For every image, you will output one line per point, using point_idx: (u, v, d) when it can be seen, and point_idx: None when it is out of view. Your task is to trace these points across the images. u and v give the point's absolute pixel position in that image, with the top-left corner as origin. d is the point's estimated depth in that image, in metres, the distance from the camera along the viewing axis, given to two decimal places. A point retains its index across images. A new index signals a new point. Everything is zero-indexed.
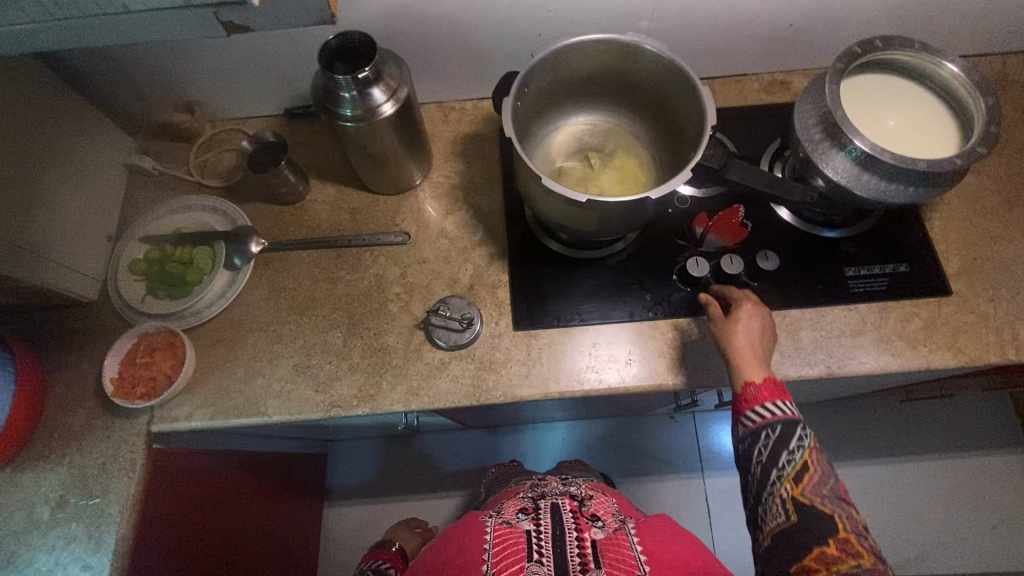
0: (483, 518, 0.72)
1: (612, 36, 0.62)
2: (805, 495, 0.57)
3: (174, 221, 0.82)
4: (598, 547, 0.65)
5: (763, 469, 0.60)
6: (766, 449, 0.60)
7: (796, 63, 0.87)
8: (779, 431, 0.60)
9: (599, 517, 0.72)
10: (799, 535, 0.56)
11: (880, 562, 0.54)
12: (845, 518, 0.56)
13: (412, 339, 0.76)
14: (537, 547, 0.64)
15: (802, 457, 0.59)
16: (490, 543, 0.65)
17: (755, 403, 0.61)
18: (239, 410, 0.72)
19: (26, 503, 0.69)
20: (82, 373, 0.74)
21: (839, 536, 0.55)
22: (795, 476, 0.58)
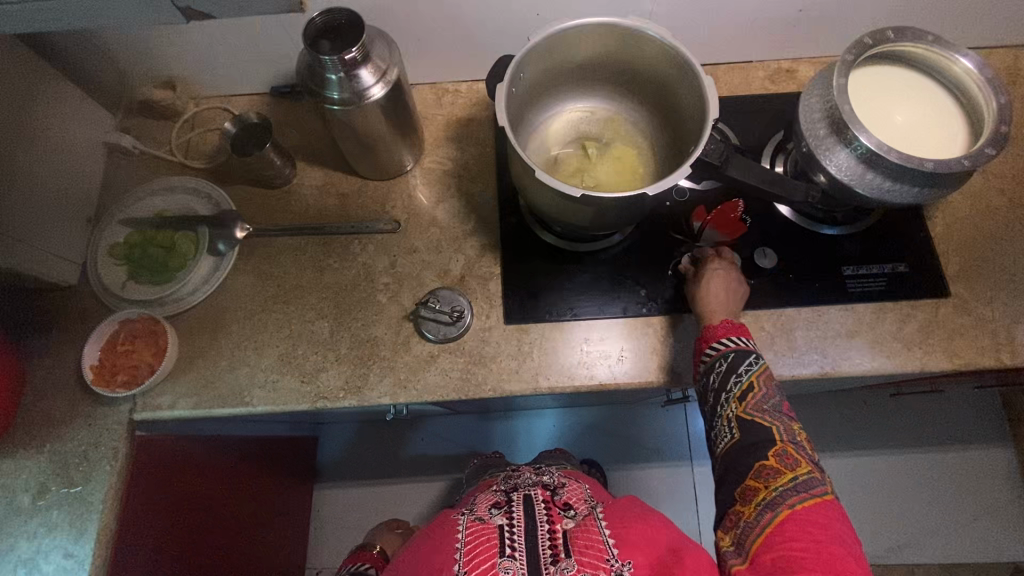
0: (454, 517, 0.70)
1: (613, 20, 0.59)
2: (749, 413, 0.60)
3: (156, 204, 0.79)
4: (569, 537, 0.63)
5: (715, 394, 0.63)
6: (716, 373, 0.63)
7: (803, 52, 0.84)
8: (730, 360, 0.63)
9: (572, 506, 0.71)
10: (742, 448, 0.59)
11: (818, 471, 0.57)
12: (784, 429, 0.59)
13: (401, 331, 0.74)
14: (508, 538, 0.62)
15: (748, 378, 0.61)
16: (461, 542, 0.63)
17: (718, 335, 0.65)
18: (223, 400, 0.71)
19: (6, 490, 0.68)
20: (62, 360, 0.73)
21: (777, 447, 0.58)
22: (741, 396, 0.61)
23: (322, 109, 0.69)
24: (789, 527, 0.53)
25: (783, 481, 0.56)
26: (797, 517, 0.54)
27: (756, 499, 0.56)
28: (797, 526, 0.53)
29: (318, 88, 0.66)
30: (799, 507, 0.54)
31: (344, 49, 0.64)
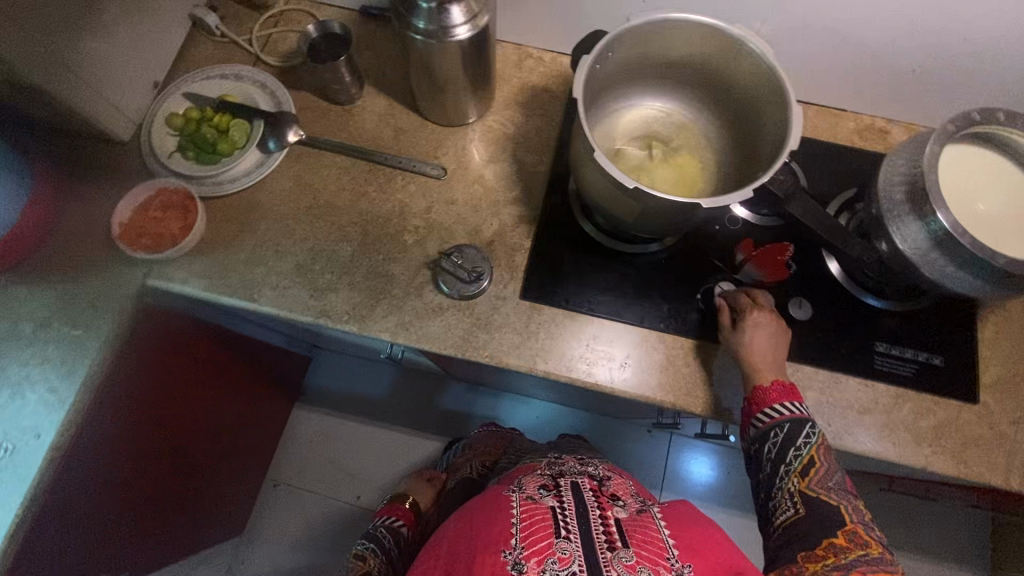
0: (505, 492, 0.66)
1: (718, 24, 0.56)
2: (811, 489, 0.61)
3: (222, 87, 0.80)
4: (624, 527, 0.61)
5: (774, 465, 0.63)
6: (767, 447, 0.63)
7: (902, 115, 0.80)
8: (787, 432, 0.62)
9: (619, 499, 0.68)
10: (807, 525, 0.60)
11: (879, 544, 0.59)
12: (851, 508, 0.60)
13: (418, 276, 0.74)
14: (563, 520, 0.60)
15: (809, 453, 0.61)
16: (517, 518, 0.60)
17: (765, 404, 0.63)
18: (233, 290, 0.72)
19: (12, 314, 0.71)
20: (95, 208, 0.74)
21: (844, 527, 0.59)
22: (802, 471, 0.62)
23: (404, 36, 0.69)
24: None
25: (845, 552, 0.58)
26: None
27: (822, 562, 0.58)
28: None
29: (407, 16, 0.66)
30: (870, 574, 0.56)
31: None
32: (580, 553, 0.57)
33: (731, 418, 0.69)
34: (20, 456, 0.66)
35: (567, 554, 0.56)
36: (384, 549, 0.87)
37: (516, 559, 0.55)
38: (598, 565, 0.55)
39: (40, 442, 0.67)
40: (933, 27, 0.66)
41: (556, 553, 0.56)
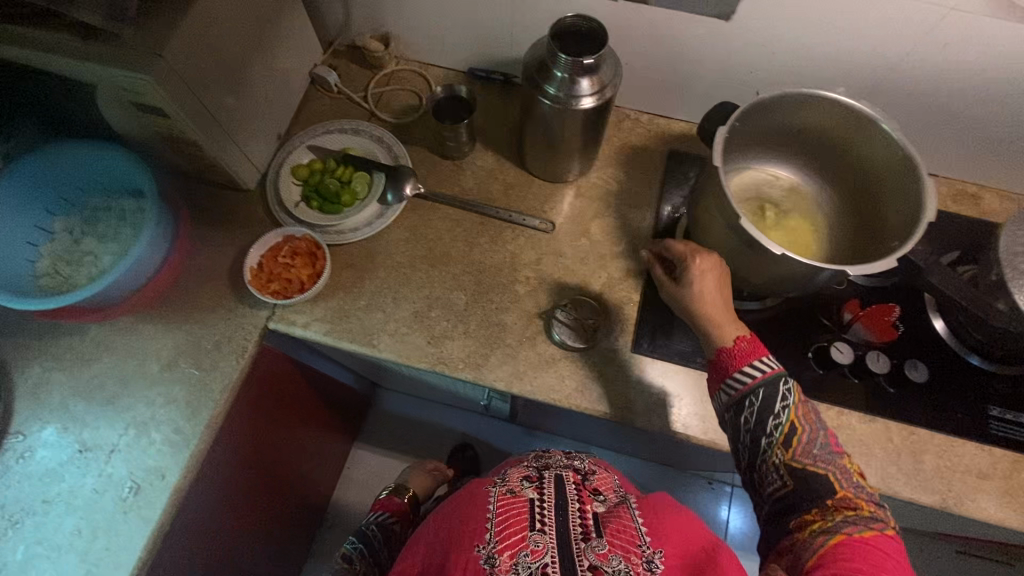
0: (485, 488, 0.69)
1: (846, 101, 0.60)
2: (797, 460, 0.57)
3: (342, 141, 0.84)
4: (600, 520, 0.63)
5: (753, 441, 0.58)
6: (748, 415, 0.59)
7: (995, 181, 0.83)
8: (762, 397, 0.58)
9: (601, 493, 0.70)
10: (793, 501, 0.56)
11: (876, 508, 0.55)
12: (836, 474, 0.57)
13: (530, 326, 0.76)
14: (537, 513, 0.62)
15: (787, 420, 0.57)
16: (493, 513, 0.62)
17: (737, 367, 0.60)
18: (352, 335, 0.74)
19: (141, 353, 0.73)
20: (221, 251, 0.78)
21: (838, 495, 0.55)
22: (784, 442, 0.57)
23: (532, 103, 0.73)
24: (843, 549, 0.51)
25: (842, 515, 0.54)
26: (851, 542, 0.52)
27: (810, 528, 0.54)
28: (847, 550, 0.51)
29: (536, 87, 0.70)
30: (852, 535, 0.52)
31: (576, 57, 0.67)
32: (552, 545, 0.58)
33: None
34: (145, 497, 0.67)
35: (539, 547, 0.58)
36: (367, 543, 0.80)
37: (489, 553, 0.57)
38: (569, 556, 0.57)
39: (165, 483, 0.67)
40: None
41: (528, 546, 0.57)
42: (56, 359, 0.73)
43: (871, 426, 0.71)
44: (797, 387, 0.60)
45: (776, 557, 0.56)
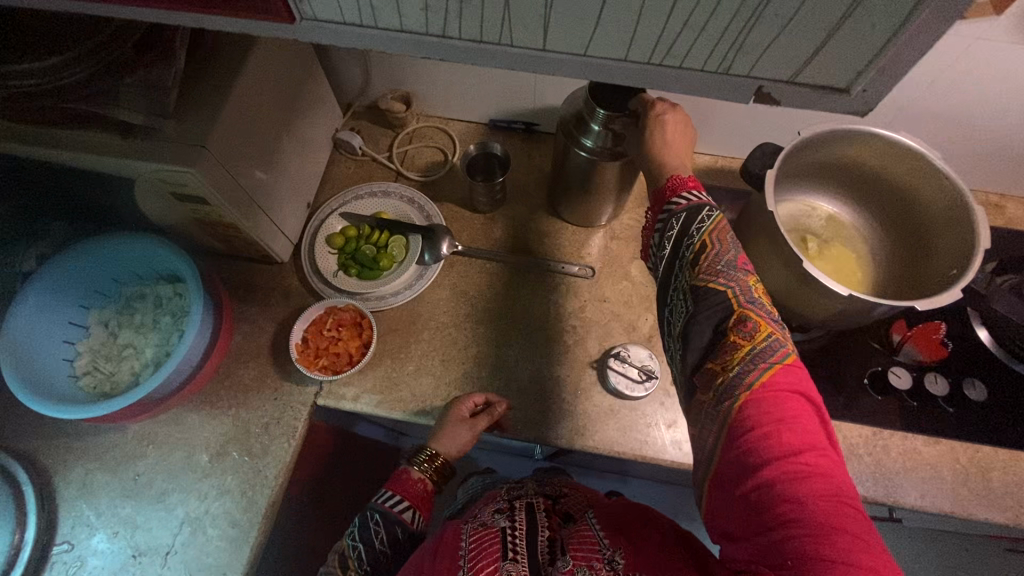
0: (455, 526, 0.66)
1: (883, 133, 0.61)
2: (703, 277, 0.50)
3: (372, 205, 0.83)
4: (566, 539, 0.59)
5: (672, 268, 0.54)
6: (659, 232, 0.55)
7: (1016, 190, 0.85)
8: (682, 221, 0.53)
9: (571, 515, 0.68)
10: (696, 326, 0.49)
11: (780, 333, 0.48)
12: (740, 291, 0.49)
13: (584, 377, 0.75)
14: (511, 543, 0.59)
15: (701, 239, 0.51)
16: (464, 548, 0.60)
17: (676, 192, 0.55)
18: (406, 404, 0.72)
19: (189, 444, 0.71)
20: (261, 330, 0.76)
21: (735, 322, 0.48)
22: (694, 259, 0.51)
23: (568, 154, 0.73)
24: (749, 413, 0.44)
25: (744, 360, 0.46)
26: (758, 399, 0.44)
27: (716, 385, 0.47)
28: (764, 404, 0.44)
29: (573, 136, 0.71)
30: (760, 387, 0.45)
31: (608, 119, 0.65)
32: (525, 566, 0.57)
33: (925, 505, 0.68)
34: None
35: None
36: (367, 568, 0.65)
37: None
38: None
39: None
40: None
41: None
42: (100, 460, 0.70)
43: (937, 449, 0.70)
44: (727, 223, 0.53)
45: (687, 416, 0.50)
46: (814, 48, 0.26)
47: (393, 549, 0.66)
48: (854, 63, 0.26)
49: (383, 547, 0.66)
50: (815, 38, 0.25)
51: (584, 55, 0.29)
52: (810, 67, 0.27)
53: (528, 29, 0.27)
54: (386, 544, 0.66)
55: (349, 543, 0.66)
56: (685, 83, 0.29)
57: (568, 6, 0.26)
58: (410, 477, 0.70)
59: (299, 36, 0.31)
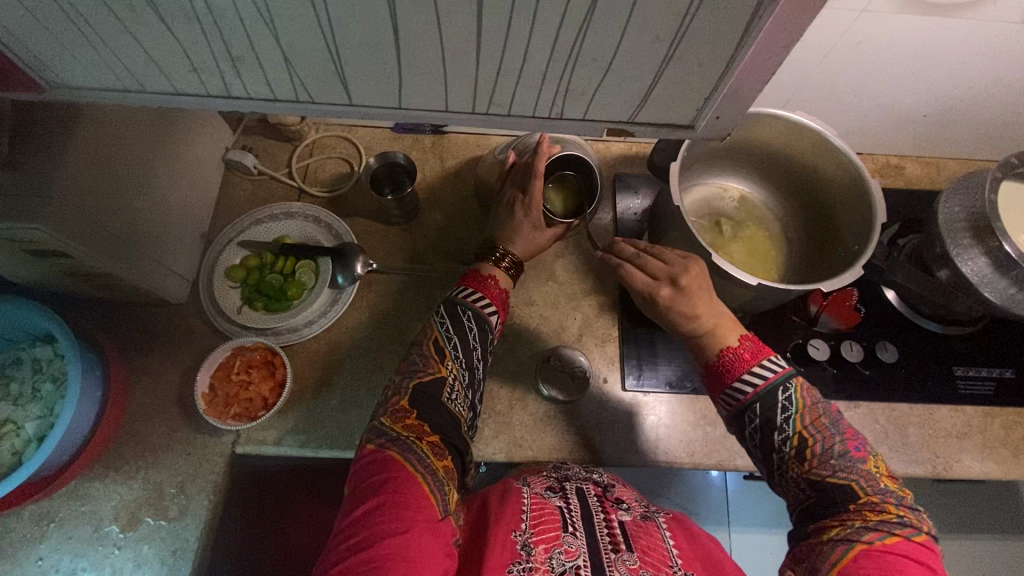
0: (512, 485, 0.63)
1: (781, 114, 0.61)
2: (815, 473, 0.53)
3: (274, 229, 0.77)
4: (627, 531, 0.56)
5: (768, 456, 0.55)
6: (740, 433, 0.57)
7: (912, 150, 0.88)
8: (761, 409, 0.55)
9: (624, 501, 0.63)
10: (814, 510, 0.53)
11: (911, 514, 0.50)
12: (865, 481, 0.51)
13: (517, 387, 0.73)
14: (569, 514, 0.57)
15: (794, 430, 0.54)
16: (526, 506, 0.58)
17: (740, 371, 0.57)
18: (333, 440, 0.68)
19: (94, 517, 0.64)
20: (165, 380, 0.70)
21: (860, 499, 0.50)
22: (797, 455, 0.53)
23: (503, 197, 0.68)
24: (862, 563, 0.46)
25: (866, 520, 0.49)
26: (873, 553, 0.46)
27: (829, 534, 0.50)
28: (874, 562, 0.46)
29: (516, 231, 0.65)
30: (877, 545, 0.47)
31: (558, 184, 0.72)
32: (586, 549, 0.53)
33: None
34: None
35: (573, 548, 0.53)
36: (440, 407, 0.56)
37: (524, 541, 0.52)
38: (603, 565, 0.51)
39: None
40: (940, 85, 0.73)
41: (562, 546, 0.53)
42: None
43: (858, 413, 0.73)
44: (809, 384, 0.58)
45: None
46: (619, 65, 0.27)
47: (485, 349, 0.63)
48: (690, 94, 0.29)
49: (477, 346, 0.61)
50: (622, 80, 0.28)
51: (408, 104, 0.30)
52: (643, 105, 0.30)
53: (346, 87, 0.29)
54: (480, 343, 0.61)
55: (443, 333, 0.60)
56: (515, 123, 0.32)
57: (369, 69, 0.27)
58: (492, 276, 0.63)
59: (106, 96, 0.31)
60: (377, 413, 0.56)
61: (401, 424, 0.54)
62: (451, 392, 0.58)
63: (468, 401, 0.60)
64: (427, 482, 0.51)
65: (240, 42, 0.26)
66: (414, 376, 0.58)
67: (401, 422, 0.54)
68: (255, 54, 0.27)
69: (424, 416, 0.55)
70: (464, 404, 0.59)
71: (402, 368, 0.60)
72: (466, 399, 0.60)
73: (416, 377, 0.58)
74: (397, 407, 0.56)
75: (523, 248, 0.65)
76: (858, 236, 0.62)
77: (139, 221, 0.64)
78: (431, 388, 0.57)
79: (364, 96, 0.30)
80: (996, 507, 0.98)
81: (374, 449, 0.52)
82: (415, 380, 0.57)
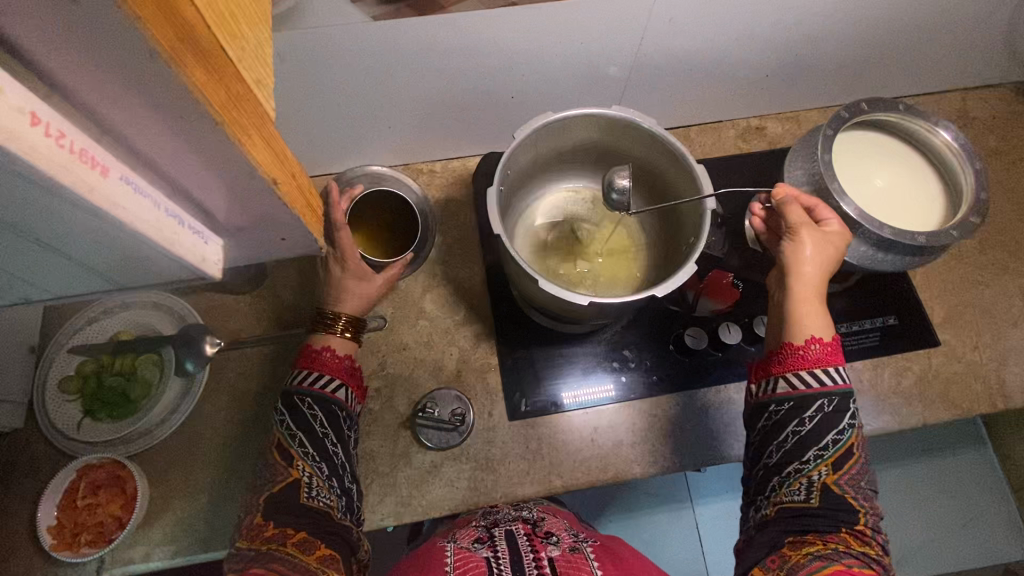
0: (436, 547, 0.59)
1: (596, 112, 0.58)
2: (837, 485, 0.51)
3: (112, 326, 0.70)
4: (559, 569, 0.52)
5: (792, 446, 0.53)
6: (785, 417, 0.54)
7: (769, 109, 0.87)
8: (822, 403, 0.53)
9: (554, 535, 0.61)
10: (809, 517, 0.50)
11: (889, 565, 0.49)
12: (870, 515, 0.51)
13: (398, 441, 0.69)
14: (496, 565, 0.53)
15: (850, 438, 0.52)
16: (449, 567, 0.53)
17: (798, 367, 0.54)
18: (206, 543, 0.64)
19: None
20: (11, 518, 0.64)
21: (857, 526, 0.49)
22: (834, 461, 0.52)
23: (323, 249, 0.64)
24: None
25: (851, 546, 0.48)
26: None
27: (808, 548, 0.48)
28: None
29: (341, 286, 0.60)
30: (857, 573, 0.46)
31: (373, 223, 0.73)
32: None
33: None
34: None
35: None
36: (301, 510, 0.49)
37: None
38: None
39: None
40: (769, 44, 0.71)
41: None
42: None
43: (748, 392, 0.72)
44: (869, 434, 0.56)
45: None
46: None
47: (343, 429, 0.56)
48: None
49: (328, 431, 0.54)
50: (98, 225, 0.27)
51: None
52: None
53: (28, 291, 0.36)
54: (330, 425, 0.54)
55: (284, 433, 0.53)
56: None
57: None
58: (327, 347, 0.57)
59: None
60: (234, 541, 0.49)
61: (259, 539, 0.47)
62: (309, 488, 0.51)
63: (336, 490, 0.52)
64: None
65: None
66: (267, 489, 0.51)
67: (258, 539, 0.47)
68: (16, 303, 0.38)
69: (282, 522, 0.48)
70: (331, 494, 0.52)
71: (253, 486, 0.53)
72: (333, 488, 0.52)
73: (267, 489, 0.51)
74: (251, 527, 0.48)
75: (353, 302, 0.60)
76: (698, 221, 0.60)
77: None
78: (283, 494, 0.50)
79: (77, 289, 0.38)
80: None
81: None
82: (266, 494, 0.50)
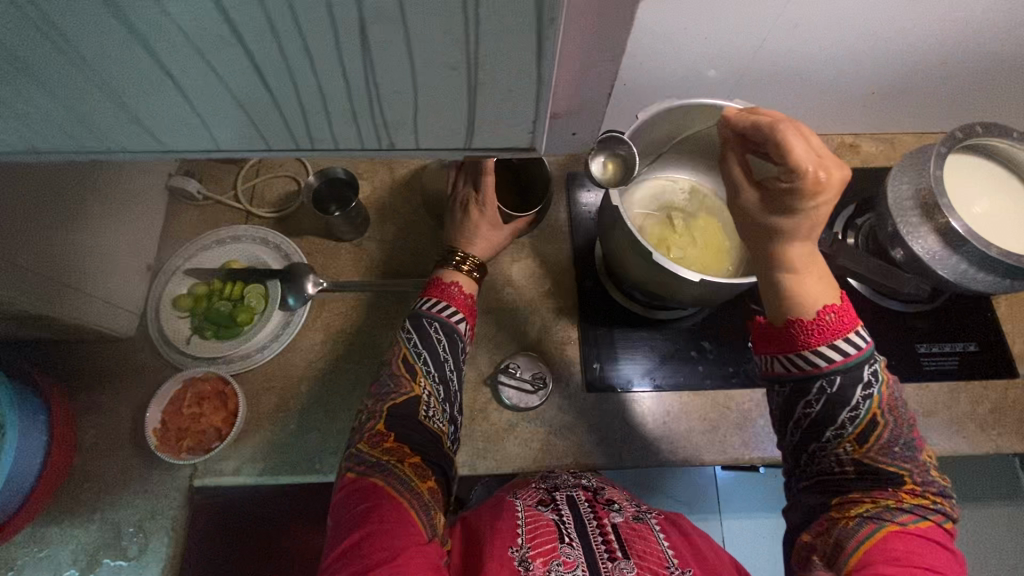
0: (507, 500, 0.61)
1: (717, 103, 0.60)
2: (868, 453, 0.49)
3: (224, 255, 0.75)
4: (623, 537, 0.54)
5: (811, 427, 0.51)
6: (791, 402, 0.52)
7: (865, 128, 0.88)
8: (837, 383, 0.49)
9: (616, 503, 0.61)
10: (844, 487, 0.49)
11: (943, 501, 0.49)
12: (916, 468, 0.49)
13: (478, 397, 0.72)
14: (565, 527, 0.55)
15: (869, 411, 0.49)
16: (520, 521, 0.56)
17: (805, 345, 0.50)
18: (292, 466, 0.67)
19: (53, 561, 0.64)
20: (116, 418, 0.69)
21: (906, 483, 0.48)
22: (859, 435, 0.49)
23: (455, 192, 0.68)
24: (893, 545, 0.45)
25: (901, 501, 0.47)
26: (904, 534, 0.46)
27: (855, 511, 0.48)
28: (904, 544, 0.45)
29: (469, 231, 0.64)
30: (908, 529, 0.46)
31: None
32: (584, 558, 0.51)
33: None
34: None
35: (572, 558, 0.51)
36: (418, 427, 0.53)
37: (522, 557, 0.51)
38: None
39: None
40: (883, 63, 0.73)
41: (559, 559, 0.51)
42: None
43: None
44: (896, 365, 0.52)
45: (802, 545, 0.51)
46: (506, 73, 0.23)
47: (458, 359, 0.60)
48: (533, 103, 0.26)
49: (448, 357, 0.58)
50: None
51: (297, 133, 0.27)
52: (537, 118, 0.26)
53: None
54: (451, 352, 0.58)
55: (411, 350, 0.57)
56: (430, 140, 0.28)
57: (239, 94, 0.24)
58: (456, 283, 0.61)
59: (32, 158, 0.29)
60: (352, 442, 0.53)
61: (379, 449, 0.51)
62: (427, 409, 0.55)
63: (446, 415, 0.57)
64: (411, 508, 0.48)
65: (41, 61, 0.22)
66: (388, 400, 0.55)
67: (379, 446, 0.51)
68: (83, 118, 0.26)
69: (402, 437, 0.52)
70: (444, 418, 0.56)
71: (374, 393, 0.57)
72: (444, 413, 0.57)
73: (389, 400, 0.54)
74: (373, 432, 0.52)
75: (482, 247, 0.64)
76: None
77: (71, 258, 0.62)
78: (404, 409, 0.54)
79: (191, 120, 0.26)
80: (985, 478, 0.97)
81: (354, 478, 0.49)
82: (388, 404, 0.54)
